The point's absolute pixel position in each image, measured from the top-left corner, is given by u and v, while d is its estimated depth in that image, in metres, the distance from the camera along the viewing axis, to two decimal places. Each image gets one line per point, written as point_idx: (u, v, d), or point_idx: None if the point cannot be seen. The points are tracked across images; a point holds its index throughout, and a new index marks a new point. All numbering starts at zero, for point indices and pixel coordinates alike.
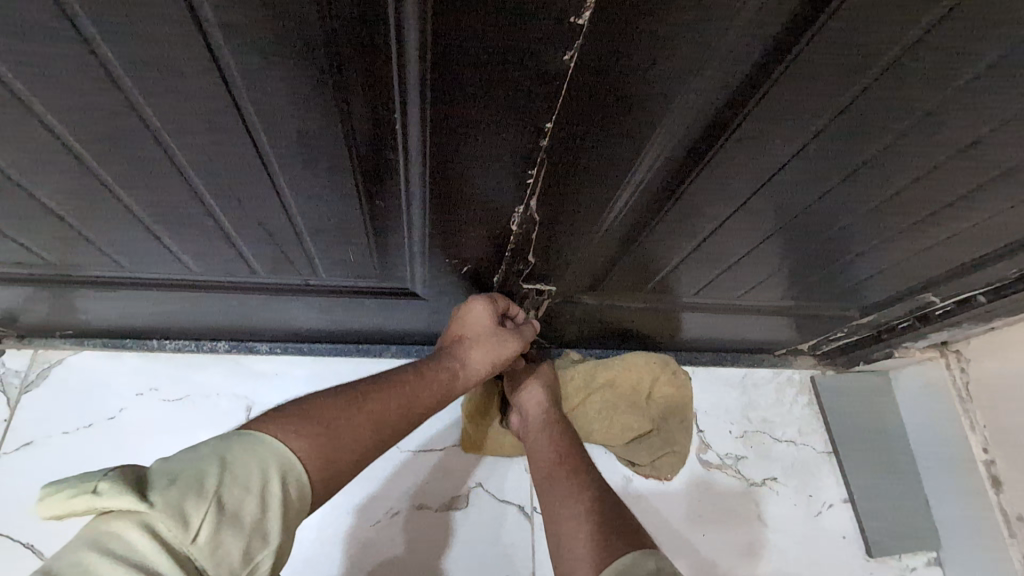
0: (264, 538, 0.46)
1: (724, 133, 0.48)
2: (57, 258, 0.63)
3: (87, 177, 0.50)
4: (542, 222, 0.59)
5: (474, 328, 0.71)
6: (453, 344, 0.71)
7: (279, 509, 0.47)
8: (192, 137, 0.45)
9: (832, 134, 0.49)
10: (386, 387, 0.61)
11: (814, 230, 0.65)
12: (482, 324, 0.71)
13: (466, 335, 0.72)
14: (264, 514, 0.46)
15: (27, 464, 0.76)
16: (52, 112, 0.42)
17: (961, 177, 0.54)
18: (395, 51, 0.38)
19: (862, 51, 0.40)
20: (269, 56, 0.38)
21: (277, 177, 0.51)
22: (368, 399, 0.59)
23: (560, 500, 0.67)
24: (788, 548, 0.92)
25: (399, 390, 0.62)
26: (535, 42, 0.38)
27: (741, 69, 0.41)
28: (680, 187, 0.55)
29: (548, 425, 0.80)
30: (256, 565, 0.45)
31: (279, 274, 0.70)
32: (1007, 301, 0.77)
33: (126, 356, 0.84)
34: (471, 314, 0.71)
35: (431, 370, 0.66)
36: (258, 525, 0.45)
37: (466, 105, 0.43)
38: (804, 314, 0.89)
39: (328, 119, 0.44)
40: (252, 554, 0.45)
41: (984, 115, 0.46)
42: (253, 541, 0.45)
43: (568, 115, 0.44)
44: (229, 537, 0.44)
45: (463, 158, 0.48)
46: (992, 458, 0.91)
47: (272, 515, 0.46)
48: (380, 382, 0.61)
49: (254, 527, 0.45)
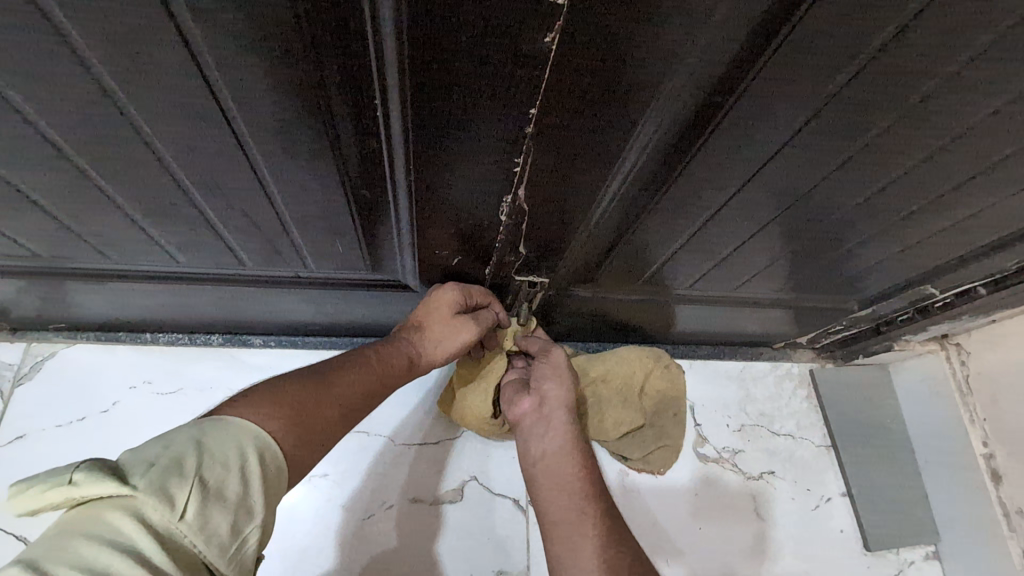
0: (250, 512, 0.46)
1: (714, 116, 0.47)
2: (44, 250, 0.63)
3: (68, 168, 0.49)
4: (532, 211, 0.58)
5: (434, 318, 0.71)
6: (412, 328, 0.71)
7: (261, 484, 0.47)
8: (173, 127, 0.45)
9: (824, 120, 0.48)
10: (349, 371, 0.62)
11: (810, 220, 0.64)
12: (443, 314, 0.71)
13: (424, 322, 0.71)
14: (247, 490, 0.46)
15: (20, 458, 0.76)
16: (28, 102, 0.42)
17: (960, 163, 0.53)
18: (371, 37, 0.37)
19: (852, 34, 0.39)
20: (243, 42, 0.37)
21: (260, 168, 0.50)
22: (336, 388, 0.60)
23: (565, 529, 0.67)
24: (785, 542, 0.91)
25: (355, 374, 0.62)
26: (515, 24, 0.37)
27: (728, 52, 0.40)
28: (672, 174, 0.54)
29: (564, 434, 0.76)
30: (245, 539, 0.45)
31: (269, 266, 0.69)
32: (1007, 293, 0.76)
33: (119, 350, 0.84)
34: (434, 303, 0.71)
35: (387, 354, 0.67)
36: (243, 501, 0.46)
37: (447, 91, 0.42)
38: (802, 306, 0.88)
39: (308, 107, 0.43)
40: (240, 528, 0.45)
41: (979, 99, 0.45)
42: (240, 516, 0.45)
43: (552, 99, 0.43)
44: (217, 514, 0.44)
45: (447, 146, 0.48)
46: (992, 451, 0.89)
47: (255, 490, 0.47)
48: (341, 367, 0.62)
49: (239, 503, 0.45)
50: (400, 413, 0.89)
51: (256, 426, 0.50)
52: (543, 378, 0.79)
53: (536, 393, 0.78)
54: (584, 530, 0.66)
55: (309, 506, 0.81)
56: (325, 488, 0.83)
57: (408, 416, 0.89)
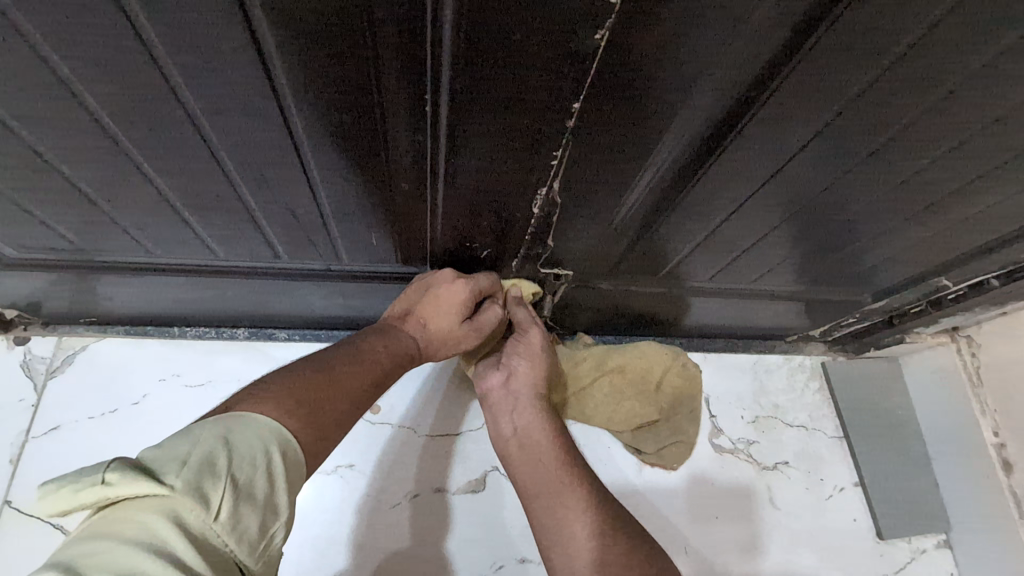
0: (276, 511, 0.47)
1: (747, 114, 0.48)
2: (85, 242, 0.65)
3: (121, 159, 0.51)
4: (563, 204, 0.60)
5: (438, 317, 0.71)
6: (414, 323, 0.71)
7: (286, 483, 0.48)
8: (227, 120, 0.46)
9: (851, 118, 0.50)
10: (354, 359, 0.63)
11: (828, 215, 0.66)
12: (447, 314, 0.71)
13: (427, 320, 0.71)
14: (273, 490, 0.47)
15: (55, 448, 0.78)
16: (93, 96, 0.43)
17: (978, 157, 0.54)
18: (429, 32, 0.39)
19: (881, 34, 0.41)
20: (308, 37, 0.39)
21: (308, 162, 0.52)
22: (351, 381, 0.60)
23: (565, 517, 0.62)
24: (799, 531, 0.93)
25: (365, 361, 0.63)
26: (567, 23, 0.39)
27: (766, 51, 0.42)
28: (700, 171, 0.56)
29: (533, 405, 0.73)
30: (272, 537, 0.47)
31: (302, 259, 0.71)
32: (1018, 285, 0.78)
33: (150, 343, 0.86)
34: (437, 298, 0.70)
35: (393, 350, 0.67)
36: (270, 500, 0.46)
37: (494, 87, 0.43)
38: (818, 300, 0.90)
39: (359, 102, 0.45)
40: (268, 527, 0.46)
41: (999, 98, 0.47)
42: (268, 515, 0.46)
43: (594, 96, 0.45)
44: (246, 514, 0.45)
45: (487, 140, 0.49)
46: (1003, 441, 0.91)
47: (280, 489, 0.48)
48: (349, 356, 0.63)
49: (266, 502, 0.46)
50: (420, 404, 0.91)
51: (274, 424, 0.50)
52: (517, 357, 0.76)
53: (507, 372, 0.76)
54: (564, 497, 0.64)
55: (336, 494, 0.83)
56: (352, 477, 0.85)
57: (428, 407, 0.91)
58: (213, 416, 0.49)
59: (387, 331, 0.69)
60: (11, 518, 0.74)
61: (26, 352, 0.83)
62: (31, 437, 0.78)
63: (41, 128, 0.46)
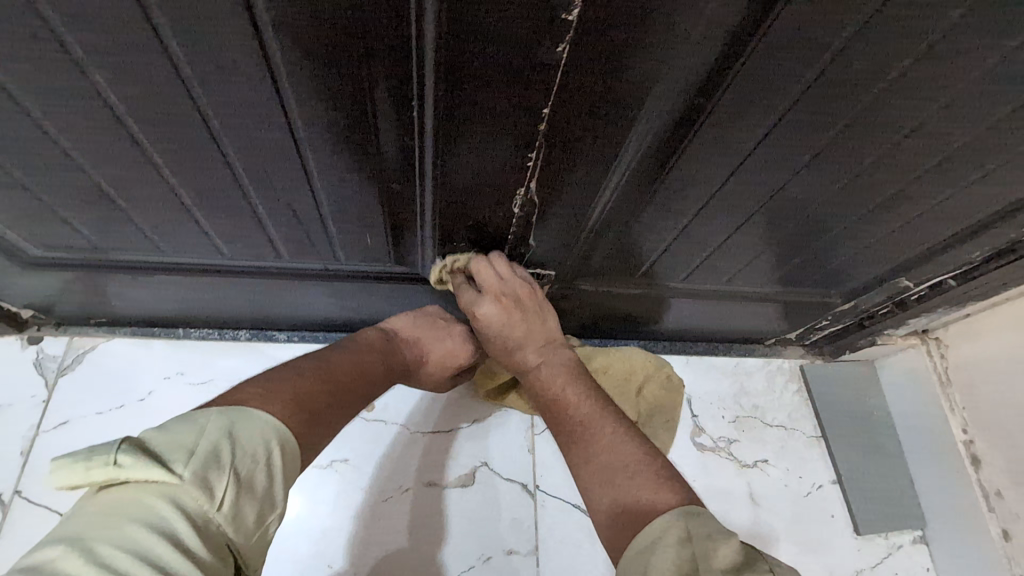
0: (273, 503, 0.51)
1: (700, 116, 0.54)
2: (102, 242, 0.70)
3: (141, 161, 0.56)
4: (541, 205, 0.65)
5: (433, 372, 0.81)
6: (417, 351, 0.78)
7: (283, 477, 0.52)
8: (238, 125, 0.52)
9: (795, 119, 0.55)
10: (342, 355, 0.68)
11: (789, 216, 0.71)
12: (444, 366, 0.81)
13: (429, 358, 0.79)
14: (271, 483, 0.51)
15: (64, 442, 0.82)
16: (122, 104, 0.49)
17: (915, 157, 0.60)
18: (415, 44, 0.45)
19: (809, 43, 0.47)
20: (308, 49, 0.44)
21: (308, 164, 0.57)
22: (337, 374, 0.65)
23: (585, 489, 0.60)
24: (778, 525, 0.96)
25: (347, 359, 0.68)
26: (534, 36, 0.44)
27: (710, 58, 0.48)
28: (663, 170, 0.61)
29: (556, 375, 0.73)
30: (267, 527, 0.50)
31: (302, 259, 0.76)
32: (974, 284, 0.83)
33: (156, 343, 0.90)
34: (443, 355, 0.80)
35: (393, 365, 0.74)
36: (268, 492, 0.50)
37: (473, 95, 0.49)
38: (790, 301, 0.95)
39: (354, 108, 0.50)
40: (265, 517, 0.50)
41: (921, 100, 0.53)
42: (265, 506, 0.50)
43: (562, 102, 0.51)
44: (246, 503, 0.48)
45: (469, 143, 0.54)
46: (972, 437, 0.95)
47: (278, 482, 0.51)
48: (338, 351, 0.69)
49: (265, 494, 0.50)
50: (416, 403, 0.95)
51: (276, 416, 0.54)
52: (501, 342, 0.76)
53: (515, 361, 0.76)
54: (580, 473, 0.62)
55: (330, 490, 0.87)
56: (346, 472, 0.88)
57: (424, 406, 0.95)
58: (220, 407, 0.52)
59: (392, 347, 0.76)
60: (19, 507, 0.77)
61: (39, 352, 0.87)
62: (41, 431, 0.82)
63: (72, 133, 0.52)
